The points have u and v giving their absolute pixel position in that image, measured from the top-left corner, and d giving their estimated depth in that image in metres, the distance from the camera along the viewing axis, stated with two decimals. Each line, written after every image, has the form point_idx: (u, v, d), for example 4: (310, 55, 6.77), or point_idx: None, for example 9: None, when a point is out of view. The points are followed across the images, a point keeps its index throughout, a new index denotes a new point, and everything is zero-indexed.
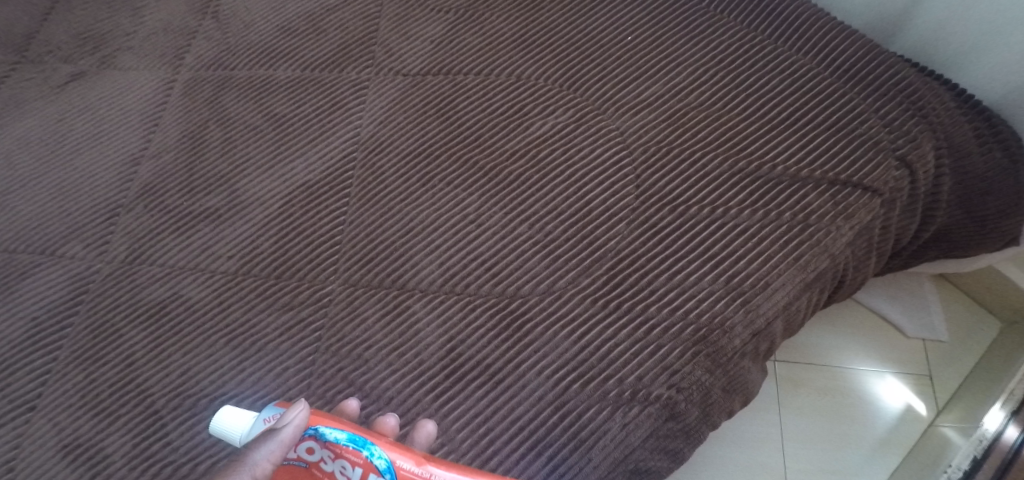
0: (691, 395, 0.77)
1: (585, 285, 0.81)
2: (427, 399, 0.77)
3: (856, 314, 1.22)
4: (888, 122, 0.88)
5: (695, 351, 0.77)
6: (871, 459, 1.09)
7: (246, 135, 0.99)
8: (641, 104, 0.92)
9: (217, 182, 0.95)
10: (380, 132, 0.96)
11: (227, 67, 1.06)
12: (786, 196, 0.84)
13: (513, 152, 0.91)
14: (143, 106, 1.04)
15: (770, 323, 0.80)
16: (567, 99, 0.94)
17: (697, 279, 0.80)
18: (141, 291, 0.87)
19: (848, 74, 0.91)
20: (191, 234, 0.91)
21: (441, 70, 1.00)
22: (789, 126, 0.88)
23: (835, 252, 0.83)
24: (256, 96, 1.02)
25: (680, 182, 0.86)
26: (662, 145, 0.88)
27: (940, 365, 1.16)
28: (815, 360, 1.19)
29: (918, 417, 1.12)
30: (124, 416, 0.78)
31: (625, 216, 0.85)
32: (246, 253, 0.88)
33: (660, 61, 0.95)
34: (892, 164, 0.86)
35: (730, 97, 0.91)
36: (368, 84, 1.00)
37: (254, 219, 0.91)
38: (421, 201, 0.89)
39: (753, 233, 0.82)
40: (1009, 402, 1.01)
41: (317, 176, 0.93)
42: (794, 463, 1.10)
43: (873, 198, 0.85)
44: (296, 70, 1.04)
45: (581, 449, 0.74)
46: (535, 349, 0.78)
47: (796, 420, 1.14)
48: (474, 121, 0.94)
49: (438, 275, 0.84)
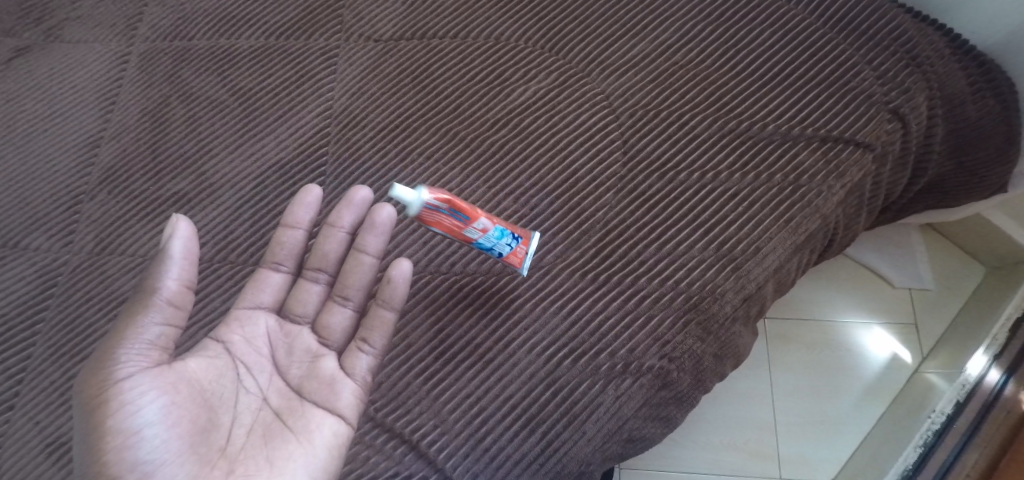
0: (684, 364, 0.76)
1: (573, 259, 0.79)
2: (418, 381, 0.76)
3: (843, 267, 1.22)
4: (881, 73, 0.84)
5: (687, 320, 0.76)
6: (857, 409, 1.11)
7: (212, 111, 0.94)
8: (626, 64, 0.88)
9: (185, 164, 0.91)
10: (353, 104, 0.91)
11: (185, 37, 1.00)
12: (777, 156, 0.81)
13: (495, 121, 0.87)
14: (97, 84, 0.98)
15: (762, 287, 0.78)
16: (549, 62, 0.89)
17: (687, 247, 0.78)
18: (114, 283, 0.84)
19: (840, 23, 0.87)
20: (162, 221, 0.87)
21: (415, 34, 0.94)
22: (779, 83, 0.85)
23: (828, 211, 0.81)
24: (219, 68, 0.96)
25: (668, 146, 0.83)
26: (649, 108, 0.85)
27: (925, 313, 1.17)
28: (804, 314, 1.19)
29: (904, 365, 1.13)
30: None
31: (613, 184, 0.82)
32: (221, 239, 0.85)
33: (646, 17, 0.91)
34: (885, 117, 0.83)
35: (719, 54, 0.87)
36: (338, 51, 0.94)
37: (227, 203, 0.87)
38: (401, 176, 0.86)
39: (743, 197, 0.80)
40: (992, 346, 1.02)
41: (290, 153, 0.89)
42: (783, 417, 1.12)
43: (865, 153, 0.82)
44: (260, 38, 0.97)
45: (575, 423, 0.74)
46: (525, 327, 0.77)
47: (785, 375, 1.15)
48: (451, 89, 0.90)
49: (421, 256, 0.82)
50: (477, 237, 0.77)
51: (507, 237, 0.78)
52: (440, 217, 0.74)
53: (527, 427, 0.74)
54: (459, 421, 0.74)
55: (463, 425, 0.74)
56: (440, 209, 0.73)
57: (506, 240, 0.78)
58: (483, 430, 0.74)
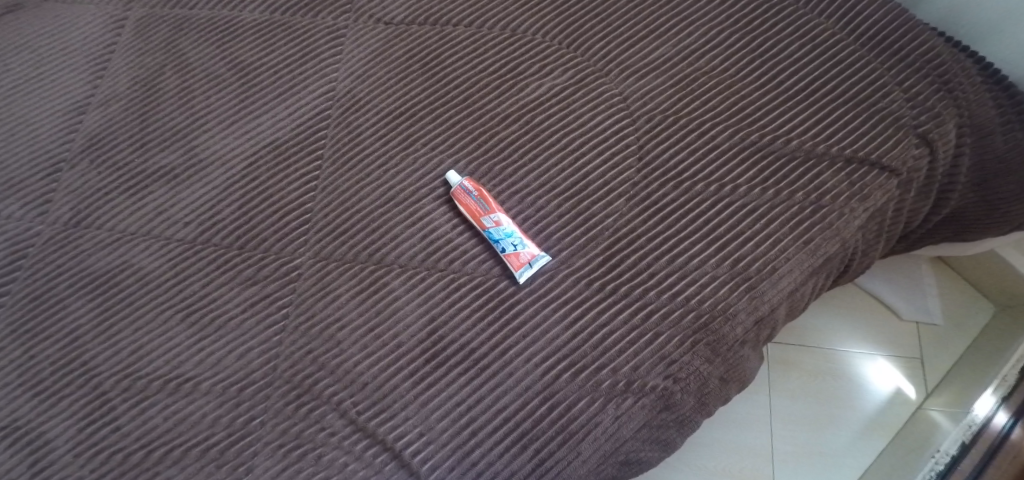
0: (688, 386, 0.71)
1: (579, 266, 0.75)
2: (406, 384, 0.71)
3: (850, 295, 1.18)
4: (911, 96, 0.80)
5: (695, 340, 0.71)
6: (858, 443, 1.07)
7: (207, 84, 0.89)
8: (647, 67, 0.84)
9: (174, 138, 0.86)
10: (357, 87, 0.86)
11: (185, 6, 0.95)
12: (798, 174, 0.77)
13: (505, 115, 0.83)
14: (88, 48, 0.93)
15: (775, 310, 0.74)
16: (566, 58, 0.85)
17: (700, 263, 0.74)
18: (88, 259, 0.79)
19: (873, 41, 0.83)
20: (144, 196, 0.82)
21: (428, 20, 0.90)
22: (805, 97, 0.80)
23: (848, 235, 0.77)
24: (218, 40, 0.92)
25: (686, 155, 0.78)
26: (667, 114, 0.81)
27: (932, 348, 1.13)
28: (808, 340, 1.15)
29: (909, 400, 1.09)
30: (68, 398, 0.72)
31: (626, 191, 0.78)
32: (205, 219, 0.80)
33: (671, 19, 0.87)
34: (912, 141, 0.79)
35: (745, 63, 0.83)
36: (345, 32, 0.90)
37: (214, 181, 0.82)
38: (401, 167, 0.81)
39: (762, 214, 0.76)
40: (1002, 387, 0.97)
41: (286, 135, 0.84)
42: (781, 446, 1.07)
43: (891, 178, 0.78)
44: (265, 13, 0.93)
45: (571, 443, 0.69)
46: (523, 335, 0.72)
47: (785, 403, 1.10)
48: (462, 79, 0.85)
49: (420, 249, 0.77)
50: (489, 228, 0.76)
51: (515, 237, 0.75)
52: (468, 203, 0.77)
53: (518, 443, 0.69)
54: (447, 431, 0.69)
55: (450, 436, 0.69)
56: (470, 194, 0.78)
57: (513, 240, 0.75)
58: (471, 444, 0.69)
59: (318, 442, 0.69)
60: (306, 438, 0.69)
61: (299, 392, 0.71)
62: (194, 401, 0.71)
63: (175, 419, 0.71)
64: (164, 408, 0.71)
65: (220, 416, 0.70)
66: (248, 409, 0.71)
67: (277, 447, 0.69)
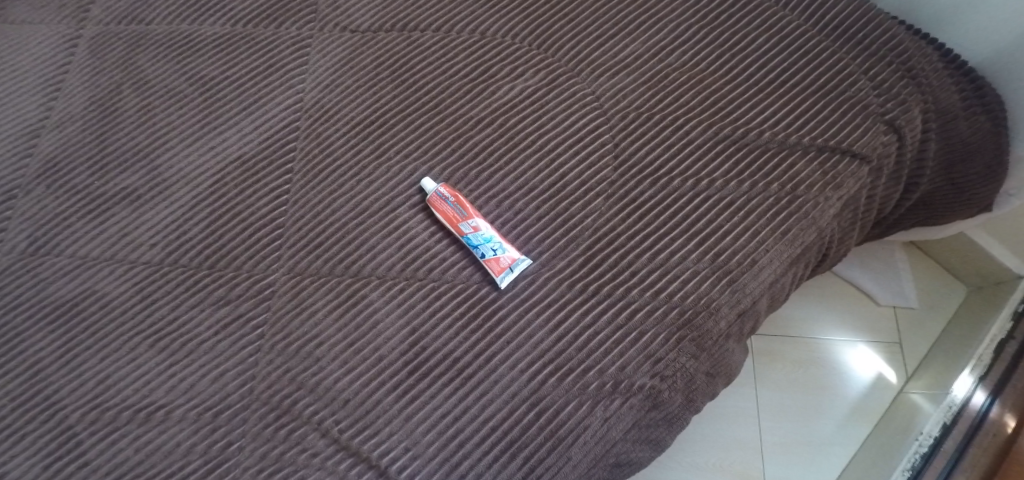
0: (675, 383, 0.71)
1: (560, 268, 0.74)
2: (389, 399, 0.69)
3: (830, 283, 1.19)
4: (877, 84, 0.81)
5: (680, 337, 0.71)
6: (844, 430, 1.07)
7: (168, 100, 0.86)
8: (618, 65, 0.83)
9: (134, 158, 0.83)
10: (325, 97, 0.85)
11: (142, 22, 0.92)
12: (772, 166, 0.77)
13: (479, 119, 0.82)
14: (40, 69, 0.90)
15: (757, 302, 0.74)
16: (537, 60, 0.85)
17: (680, 258, 0.73)
18: (50, 287, 0.76)
19: (837, 31, 0.84)
20: (104, 219, 0.79)
21: (395, 26, 0.89)
22: (775, 89, 0.81)
23: (823, 224, 0.77)
24: (178, 55, 0.89)
25: (661, 151, 0.78)
26: (641, 111, 0.80)
27: (910, 332, 1.13)
28: (790, 331, 1.15)
29: (891, 384, 1.09)
30: (32, 434, 0.69)
31: (603, 190, 0.77)
32: (172, 240, 0.78)
33: (640, 17, 0.87)
34: (880, 128, 0.79)
35: (714, 57, 0.83)
36: (311, 41, 0.88)
37: (180, 200, 0.80)
38: (375, 176, 0.79)
39: (739, 206, 0.76)
40: (978, 367, 0.97)
41: (253, 148, 0.82)
42: (769, 437, 1.07)
43: (862, 166, 0.78)
44: (226, 25, 0.91)
45: (560, 448, 0.67)
46: (508, 341, 0.71)
47: (772, 394, 1.10)
48: (432, 85, 0.84)
49: (397, 259, 0.75)
50: (467, 234, 0.75)
51: (494, 241, 0.74)
52: (445, 209, 0.76)
53: (507, 451, 0.67)
54: (433, 445, 0.67)
55: (438, 449, 0.67)
56: (447, 200, 0.76)
57: (492, 244, 0.73)
58: (459, 456, 0.67)
59: (300, 463, 0.67)
60: (287, 461, 0.67)
61: (278, 413, 0.69)
62: (166, 430, 0.69)
63: (148, 450, 0.68)
64: (135, 439, 0.68)
65: (195, 443, 0.68)
66: (225, 434, 0.68)
67: (258, 471, 0.67)
